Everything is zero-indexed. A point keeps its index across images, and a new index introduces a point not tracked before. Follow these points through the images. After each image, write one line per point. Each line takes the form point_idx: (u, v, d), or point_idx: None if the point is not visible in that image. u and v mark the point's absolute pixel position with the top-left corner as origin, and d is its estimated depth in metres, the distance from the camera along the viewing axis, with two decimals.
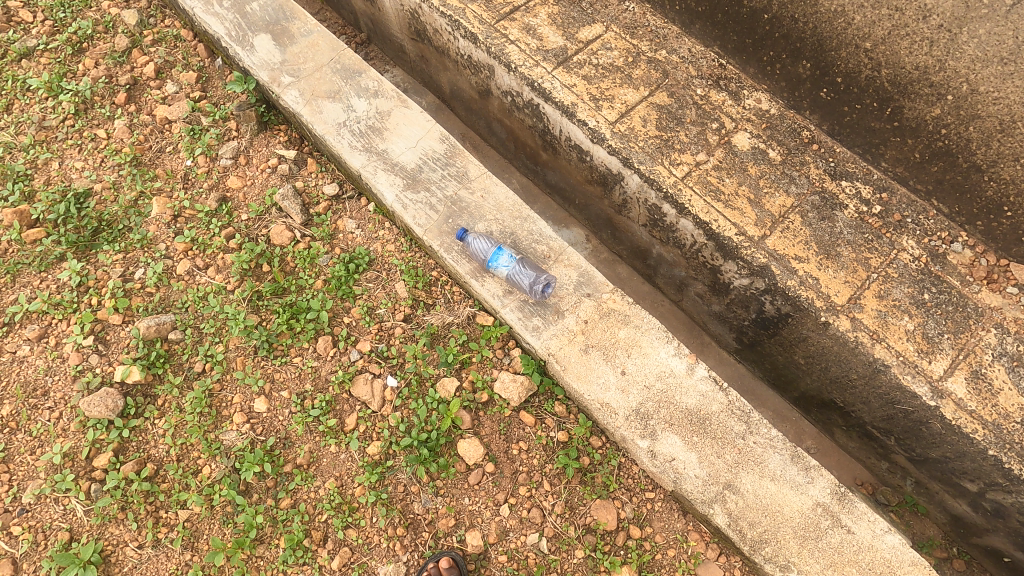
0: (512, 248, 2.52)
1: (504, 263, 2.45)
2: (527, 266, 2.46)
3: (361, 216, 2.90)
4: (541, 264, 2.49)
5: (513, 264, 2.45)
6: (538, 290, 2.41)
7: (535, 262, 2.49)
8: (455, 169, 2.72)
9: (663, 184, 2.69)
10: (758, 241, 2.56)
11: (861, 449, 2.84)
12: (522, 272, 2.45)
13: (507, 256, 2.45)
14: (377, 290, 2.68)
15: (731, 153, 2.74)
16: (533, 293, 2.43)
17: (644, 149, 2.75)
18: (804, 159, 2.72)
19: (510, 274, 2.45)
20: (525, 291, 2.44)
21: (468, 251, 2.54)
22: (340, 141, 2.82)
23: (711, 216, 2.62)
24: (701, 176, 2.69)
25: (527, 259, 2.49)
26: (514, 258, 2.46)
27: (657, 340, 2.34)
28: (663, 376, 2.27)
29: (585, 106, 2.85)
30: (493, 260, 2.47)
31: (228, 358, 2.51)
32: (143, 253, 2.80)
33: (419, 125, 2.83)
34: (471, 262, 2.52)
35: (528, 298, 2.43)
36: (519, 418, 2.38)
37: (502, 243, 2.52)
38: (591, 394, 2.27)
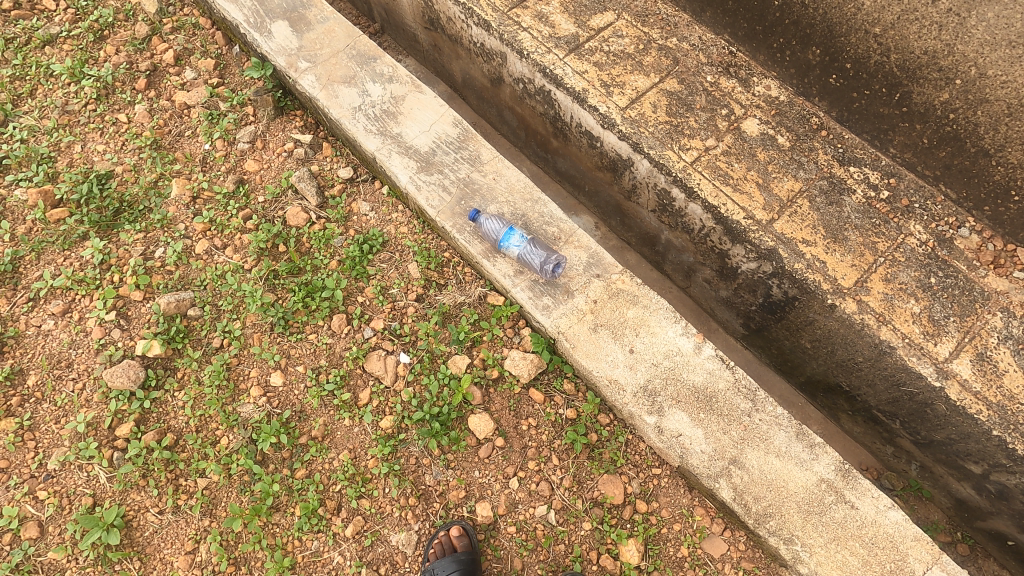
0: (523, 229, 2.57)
1: (514, 244, 2.50)
2: (538, 247, 2.50)
3: (375, 199, 2.96)
4: (552, 245, 2.54)
5: (524, 244, 2.50)
6: (548, 270, 2.46)
7: (546, 243, 2.53)
8: (467, 152, 2.77)
9: (672, 168, 2.73)
10: (766, 225, 2.59)
11: (866, 434, 2.89)
12: (532, 252, 2.50)
13: (518, 236, 2.50)
14: (391, 270, 2.74)
15: (741, 139, 2.77)
16: (544, 273, 2.48)
17: (653, 135, 2.79)
18: (813, 145, 2.75)
19: (521, 254, 2.50)
20: (535, 271, 2.49)
21: (480, 231, 2.60)
22: (355, 124, 2.88)
23: (720, 200, 2.65)
24: (709, 161, 2.73)
25: (537, 240, 2.54)
26: (525, 238, 2.51)
27: (665, 320, 2.38)
28: (671, 354, 2.31)
29: (596, 92, 2.90)
30: (504, 240, 2.52)
31: (245, 334, 2.58)
32: (163, 233, 2.88)
33: (433, 109, 2.88)
34: (482, 243, 2.58)
35: (537, 277, 2.48)
36: (528, 395, 2.43)
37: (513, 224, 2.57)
38: (599, 370, 2.31)
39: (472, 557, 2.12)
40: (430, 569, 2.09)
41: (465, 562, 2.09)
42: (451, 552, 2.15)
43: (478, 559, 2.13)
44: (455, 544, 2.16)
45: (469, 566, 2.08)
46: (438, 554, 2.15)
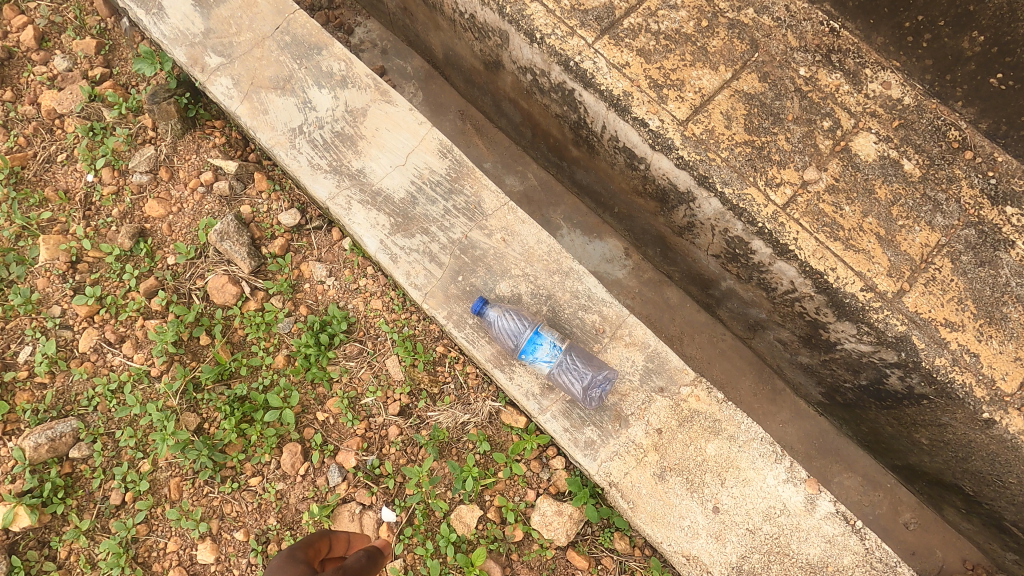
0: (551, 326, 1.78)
1: (543, 355, 1.71)
2: (577, 360, 1.71)
3: (334, 258, 2.12)
4: (595, 355, 1.75)
5: (557, 355, 1.71)
6: (594, 396, 1.70)
7: (586, 351, 1.75)
8: (462, 199, 1.91)
9: (757, 215, 1.92)
10: (893, 299, 1.83)
11: (979, 532, 2.31)
12: (570, 365, 1.72)
13: (549, 347, 1.71)
14: (361, 370, 1.96)
15: (852, 166, 1.94)
16: (588, 400, 1.70)
17: (728, 163, 1.95)
18: (952, 174, 1.93)
19: (552, 372, 1.72)
20: (572, 392, 1.71)
21: (489, 327, 1.78)
22: (296, 157, 1.97)
23: (826, 263, 1.86)
24: (809, 203, 1.91)
25: (575, 347, 1.74)
26: (560, 345, 1.73)
27: (761, 459, 1.66)
28: (773, 515, 1.62)
29: (643, 97, 2.02)
30: (526, 350, 1.72)
31: (157, 483, 1.81)
32: (29, 322, 2.00)
33: (409, 131, 1.98)
34: (492, 345, 1.77)
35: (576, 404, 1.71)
36: (566, 560, 1.74)
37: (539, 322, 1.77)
38: (672, 543, 1.61)
39: None
40: None
41: None
42: None
43: None
44: None
45: None
46: None
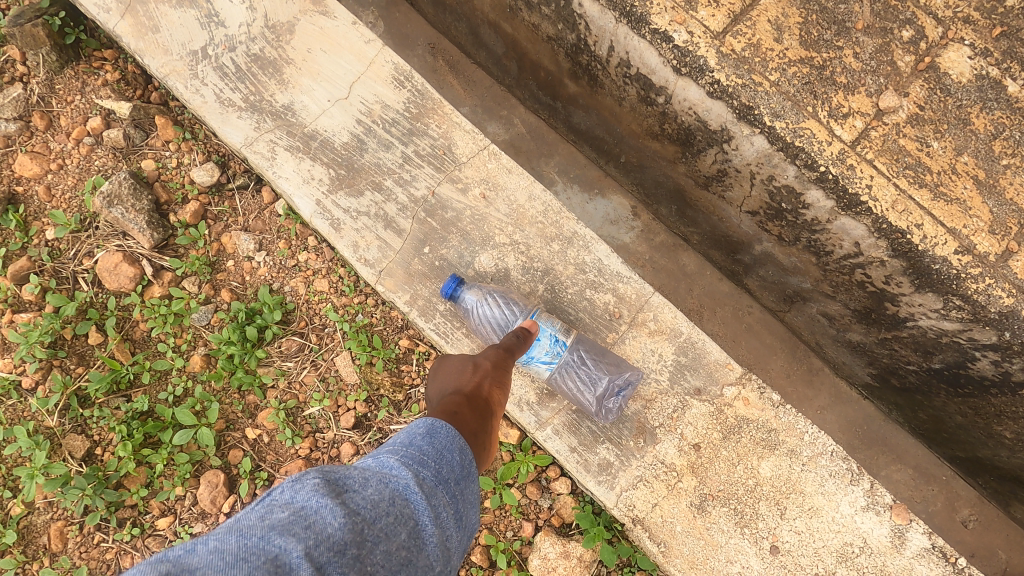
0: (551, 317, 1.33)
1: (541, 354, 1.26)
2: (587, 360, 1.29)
3: (264, 226, 1.63)
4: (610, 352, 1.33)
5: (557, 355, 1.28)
6: (609, 408, 1.28)
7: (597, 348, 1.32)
8: (428, 142, 1.42)
9: (818, 157, 1.45)
10: (995, 265, 1.40)
11: None
12: (577, 367, 1.30)
13: (550, 342, 1.27)
14: (303, 372, 1.51)
15: (941, 89, 1.46)
16: (602, 413, 1.29)
17: (780, 89, 1.47)
18: None
19: (553, 375, 1.30)
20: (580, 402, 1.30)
21: (467, 314, 1.33)
22: (199, 89, 1.45)
23: (910, 219, 1.42)
24: (886, 140, 1.45)
25: (583, 343, 1.32)
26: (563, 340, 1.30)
27: (831, 481, 1.26)
28: (848, 555, 1.24)
29: (666, 3, 1.52)
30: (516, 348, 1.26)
31: (33, 532, 1.37)
32: None
33: (352, 52, 1.46)
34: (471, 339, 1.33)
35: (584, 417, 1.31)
36: None
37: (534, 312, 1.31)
38: None
39: None
40: None
41: None
42: None
43: None
44: None
45: None
46: None
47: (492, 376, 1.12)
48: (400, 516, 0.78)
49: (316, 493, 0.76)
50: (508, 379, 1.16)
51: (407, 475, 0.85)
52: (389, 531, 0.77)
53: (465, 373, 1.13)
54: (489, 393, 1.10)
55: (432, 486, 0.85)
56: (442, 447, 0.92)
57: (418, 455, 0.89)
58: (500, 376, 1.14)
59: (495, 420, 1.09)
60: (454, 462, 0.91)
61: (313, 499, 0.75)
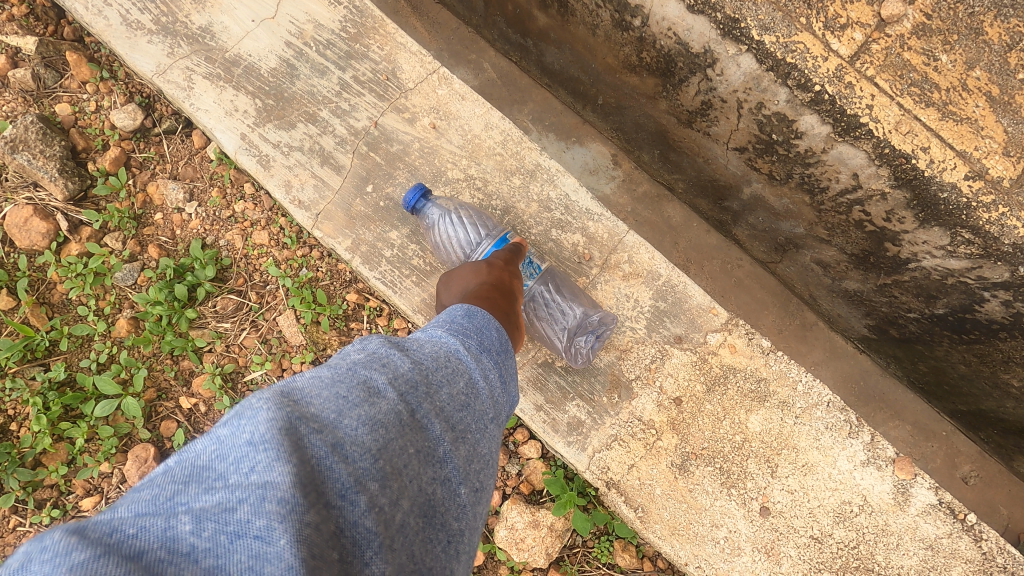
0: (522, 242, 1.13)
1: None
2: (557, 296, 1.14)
3: (195, 173, 1.46)
4: (586, 293, 1.18)
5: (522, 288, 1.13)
6: (576, 349, 1.14)
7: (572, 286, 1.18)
8: (367, 66, 1.24)
9: (812, 75, 1.28)
10: (1009, 192, 1.25)
11: None
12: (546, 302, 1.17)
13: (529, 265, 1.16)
14: (242, 334, 1.36)
15: None
16: (571, 355, 1.14)
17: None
18: None
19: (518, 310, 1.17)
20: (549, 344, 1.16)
21: (430, 228, 1.17)
22: (102, 11, 1.26)
23: (915, 143, 1.26)
24: (889, 54, 1.28)
25: (557, 281, 1.18)
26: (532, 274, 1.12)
27: (828, 435, 1.13)
28: (846, 515, 1.11)
29: None
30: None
31: None
32: None
33: None
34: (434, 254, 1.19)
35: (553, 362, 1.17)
36: None
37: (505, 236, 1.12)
38: (701, 563, 1.12)
39: None
40: None
41: None
42: None
43: None
44: None
45: None
46: None
47: (510, 272, 0.99)
48: (458, 367, 0.70)
49: (383, 347, 0.69)
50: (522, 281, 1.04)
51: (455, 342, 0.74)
52: (452, 376, 0.68)
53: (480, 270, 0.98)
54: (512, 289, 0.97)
55: (478, 352, 0.75)
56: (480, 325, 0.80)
57: (461, 326, 0.78)
58: (515, 275, 1.01)
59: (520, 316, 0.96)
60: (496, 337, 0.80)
61: (382, 347, 0.68)
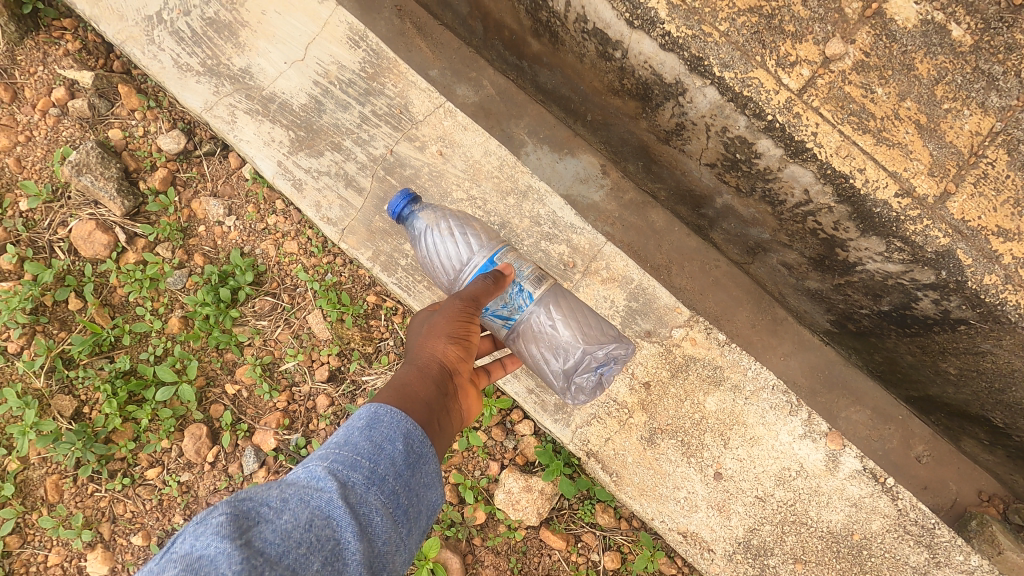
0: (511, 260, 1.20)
1: (498, 311, 1.18)
2: (565, 331, 1.22)
3: (233, 191, 1.67)
4: (592, 328, 1.28)
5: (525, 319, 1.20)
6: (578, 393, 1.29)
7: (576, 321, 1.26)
8: (383, 102, 1.46)
9: (765, 105, 1.49)
10: (934, 205, 1.46)
11: (1002, 464, 2.06)
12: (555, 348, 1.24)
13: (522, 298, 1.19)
14: (277, 330, 1.58)
15: (887, 36, 1.49)
16: (571, 395, 1.30)
17: (728, 39, 1.50)
18: (1013, 40, 1.48)
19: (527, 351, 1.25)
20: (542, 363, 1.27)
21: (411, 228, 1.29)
22: (157, 55, 1.47)
23: (853, 163, 1.47)
24: (832, 86, 1.49)
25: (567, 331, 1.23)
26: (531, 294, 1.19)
27: (772, 413, 1.35)
28: (787, 479, 1.33)
29: None
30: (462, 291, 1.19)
31: (28, 485, 1.46)
32: None
33: (305, 13, 1.48)
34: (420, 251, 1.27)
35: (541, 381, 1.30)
36: (541, 541, 1.44)
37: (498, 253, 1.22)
38: (665, 518, 1.33)
39: None
40: None
41: None
42: None
43: None
44: None
45: None
46: None
47: (447, 337, 1.04)
48: (321, 539, 0.66)
49: (220, 531, 0.61)
50: (470, 335, 1.08)
51: (332, 488, 0.71)
52: (310, 552, 0.64)
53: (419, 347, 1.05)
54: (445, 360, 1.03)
55: (355, 502, 0.71)
56: (391, 432, 0.82)
57: (349, 462, 0.75)
58: (451, 344, 1.05)
59: (447, 389, 1.01)
60: (395, 454, 0.79)
61: (223, 530, 0.61)
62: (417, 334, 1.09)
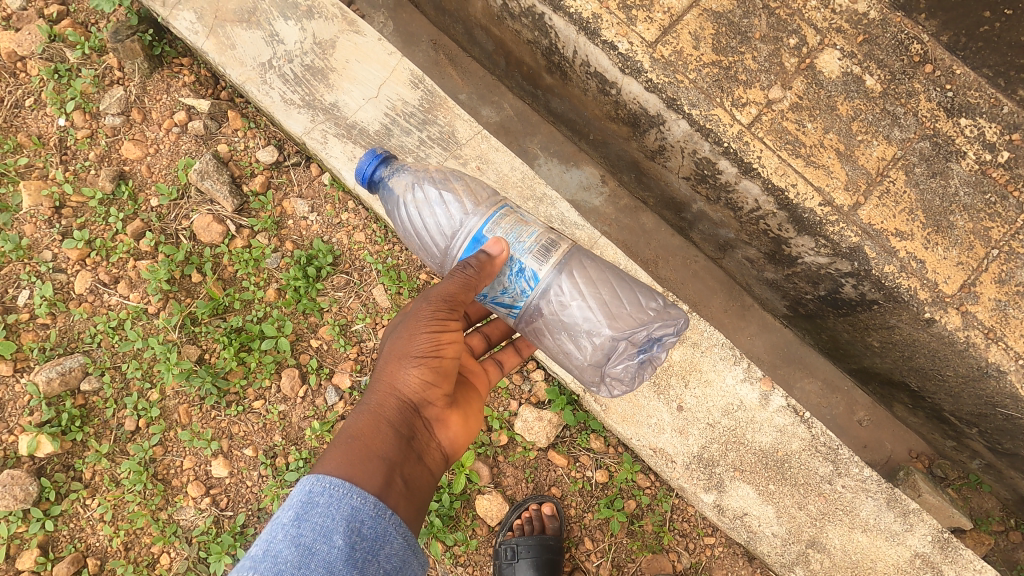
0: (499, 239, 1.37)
1: (502, 296, 1.43)
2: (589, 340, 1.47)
3: (314, 193, 2.17)
4: (615, 305, 1.52)
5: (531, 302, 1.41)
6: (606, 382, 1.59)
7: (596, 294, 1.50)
8: (436, 130, 1.96)
9: (722, 135, 1.98)
10: (848, 212, 1.94)
11: (925, 425, 2.52)
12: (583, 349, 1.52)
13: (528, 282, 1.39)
14: (350, 300, 2.08)
15: (816, 84, 1.98)
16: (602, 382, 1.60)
17: (696, 85, 1.99)
18: (912, 88, 1.98)
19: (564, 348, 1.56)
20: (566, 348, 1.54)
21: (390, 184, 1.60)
22: (267, 92, 1.97)
23: (787, 179, 1.96)
24: (773, 121, 1.97)
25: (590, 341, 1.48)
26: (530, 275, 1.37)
27: (722, 362, 1.82)
28: (731, 411, 1.80)
29: (612, 19, 2.03)
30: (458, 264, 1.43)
31: (167, 409, 1.95)
32: (22, 267, 2.06)
33: (379, 63, 1.99)
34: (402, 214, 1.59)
35: (573, 369, 1.59)
36: (548, 459, 1.92)
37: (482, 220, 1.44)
38: (641, 438, 1.81)
39: (559, 547, 1.83)
40: (511, 543, 1.81)
41: (552, 550, 1.81)
42: (540, 534, 1.84)
43: (563, 549, 1.85)
44: (546, 525, 1.86)
45: (551, 555, 1.81)
46: (523, 527, 1.85)
47: (409, 363, 1.32)
48: None
49: None
50: (431, 350, 1.36)
51: None
52: None
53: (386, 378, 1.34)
54: (409, 381, 1.32)
55: None
56: (328, 522, 1.08)
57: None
58: (410, 368, 1.34)
59: (410, 403, 1.31)
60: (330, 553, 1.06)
61: None
62: (387, 359, 1.36)
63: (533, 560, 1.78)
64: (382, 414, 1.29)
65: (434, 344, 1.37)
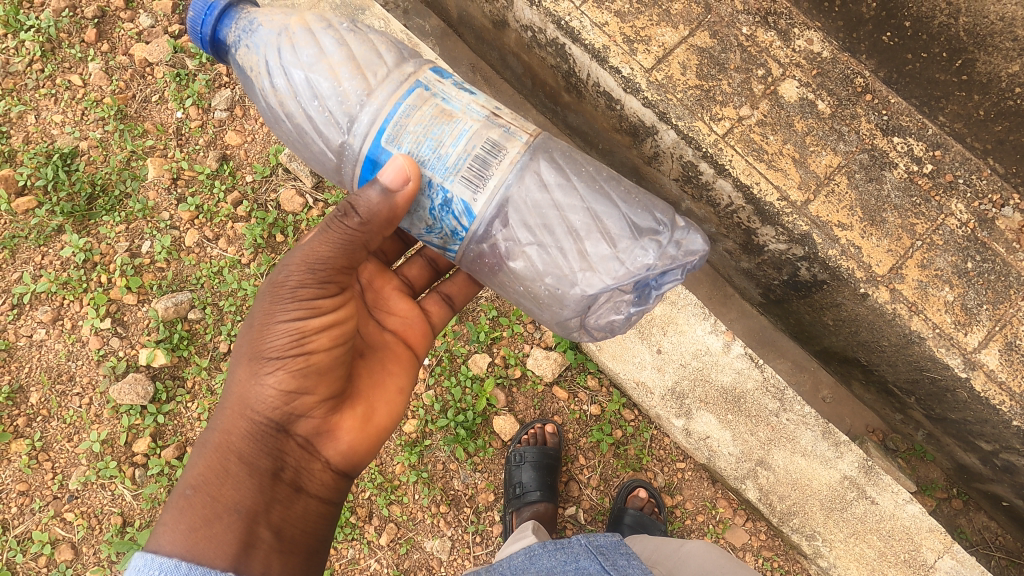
0: (403, 169, 1.49)
1: (430, 231, 1.68)
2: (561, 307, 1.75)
3: None
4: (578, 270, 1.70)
5: (464, 245, 1.66)
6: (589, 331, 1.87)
7: (572, 247, 1.71)
8: None
9: (702, 142, 2.50)
10: (801, 206, 2.43)
11: (877, 400, 2.93)
12: (557, 310, 1.79)
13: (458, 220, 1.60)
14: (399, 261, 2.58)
15: (778, 105, 2.50)
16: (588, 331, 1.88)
17: (682, 102, 2.52)
18: (855, 112, 2.50)
19: (543, 313, 1.84)
20: (552, 311, 1.80)
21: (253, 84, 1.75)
22: None
23: (753, 179, 2.45)
24: (743, 133, 2.48)
25: (561, 305, 1.75)
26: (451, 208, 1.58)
27: (694, 317, 2.28)
28: (700, 355, 2.26)
29: (618, 50, 2.58)
30: (368, 172, 1.63)
31: None
32: (146, 224, 2.62)
33: None
34: (268, 108, 1.75)
35: (560, 327, 1.87)
36: (552, 393, 2.39)
37: (380, 128, 1.57)
38: (627, 372, 2.28)
39: (557, 456, 2.32)
40: (518, 450, 2.29)
41: (551, 457, 2.29)
42: (542, 445, 2.34)
43: (560, 460, 2.33)
44: (547, 439, 2.35)
45: (550, 461, 2.28)
46: (529, 441, 2.34)
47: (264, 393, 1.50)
48: None
49: None
50: (295, 368, 1.51)
51: None
52: None
53: (245, 401, 1.51)
54: (265, 408, 1.50)
55: None
56: None
57: None
58: (263, 396, 1.50)
59: (266, 430, 1.50)
60: None
61: None
62: (241, 383, 1.52)
63: (535, 462, 2.25)
64: (232, 446, 1.48)
65: (298, 363, 1.51)
